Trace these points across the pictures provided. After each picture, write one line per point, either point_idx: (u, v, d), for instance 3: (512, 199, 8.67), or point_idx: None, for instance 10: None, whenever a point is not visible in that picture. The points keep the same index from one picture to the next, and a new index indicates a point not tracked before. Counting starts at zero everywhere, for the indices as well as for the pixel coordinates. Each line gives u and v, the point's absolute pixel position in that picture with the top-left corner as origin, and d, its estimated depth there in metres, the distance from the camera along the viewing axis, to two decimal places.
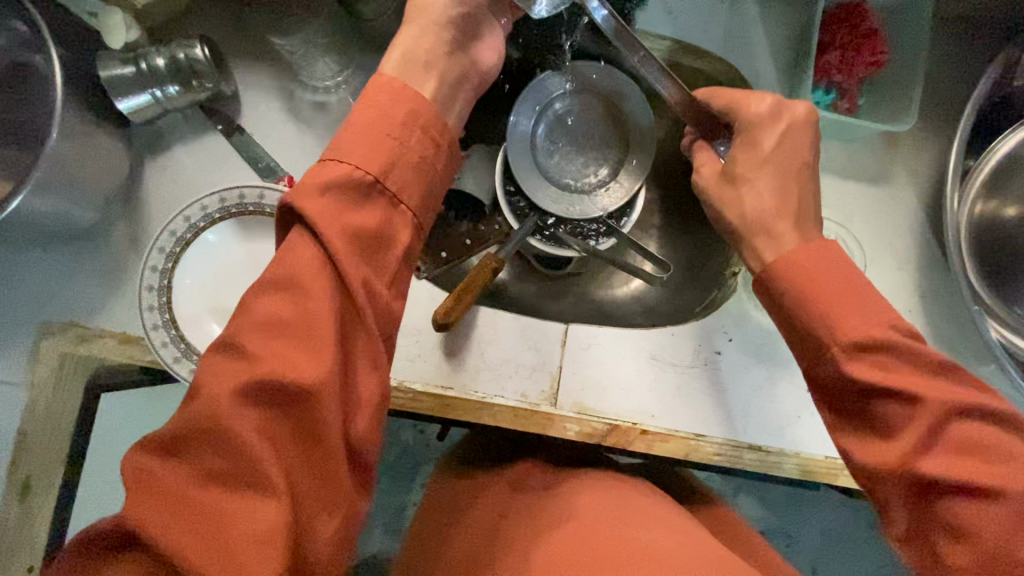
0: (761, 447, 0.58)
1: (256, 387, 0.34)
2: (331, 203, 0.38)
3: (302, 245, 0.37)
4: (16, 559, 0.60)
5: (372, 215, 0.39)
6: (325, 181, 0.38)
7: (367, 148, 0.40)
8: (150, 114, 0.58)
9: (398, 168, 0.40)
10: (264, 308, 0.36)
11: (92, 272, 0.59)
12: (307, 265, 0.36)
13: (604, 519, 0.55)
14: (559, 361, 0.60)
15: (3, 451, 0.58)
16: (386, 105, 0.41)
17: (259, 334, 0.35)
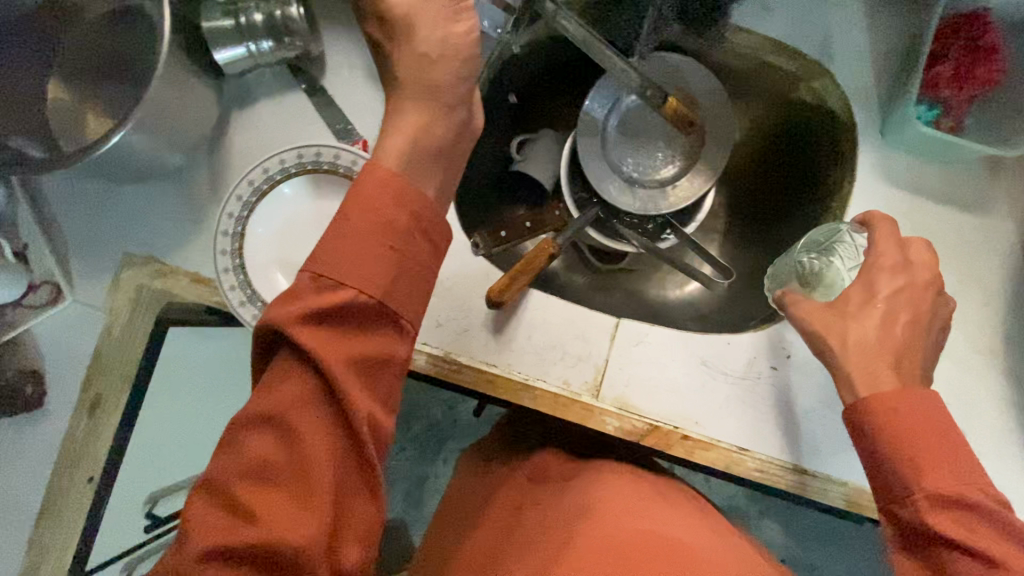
0: (806, 470, 0.56)
1: (246, 541, 0.37)
2: (321, 333, 0.38)
3: (286, 383, 0.38)
4: (80, 468, 0.63)
5: (369, 340, 0.40)
6: (321, 311, 0.38)
7: (355, 259, 0.39)
8: (242, 67, 0.61)
9: (387, 280, 0.40)
10: (252, 446, 0.38)
11: (172, 213, 0.63)
12: (292, 402, 0.38)
13: (617, 504, 0.55)
14: (606, 354, 0.59)
15: (82, 367, 0.63)
16: (376, 202, 0.41)
17: (249, 475, 0.38)
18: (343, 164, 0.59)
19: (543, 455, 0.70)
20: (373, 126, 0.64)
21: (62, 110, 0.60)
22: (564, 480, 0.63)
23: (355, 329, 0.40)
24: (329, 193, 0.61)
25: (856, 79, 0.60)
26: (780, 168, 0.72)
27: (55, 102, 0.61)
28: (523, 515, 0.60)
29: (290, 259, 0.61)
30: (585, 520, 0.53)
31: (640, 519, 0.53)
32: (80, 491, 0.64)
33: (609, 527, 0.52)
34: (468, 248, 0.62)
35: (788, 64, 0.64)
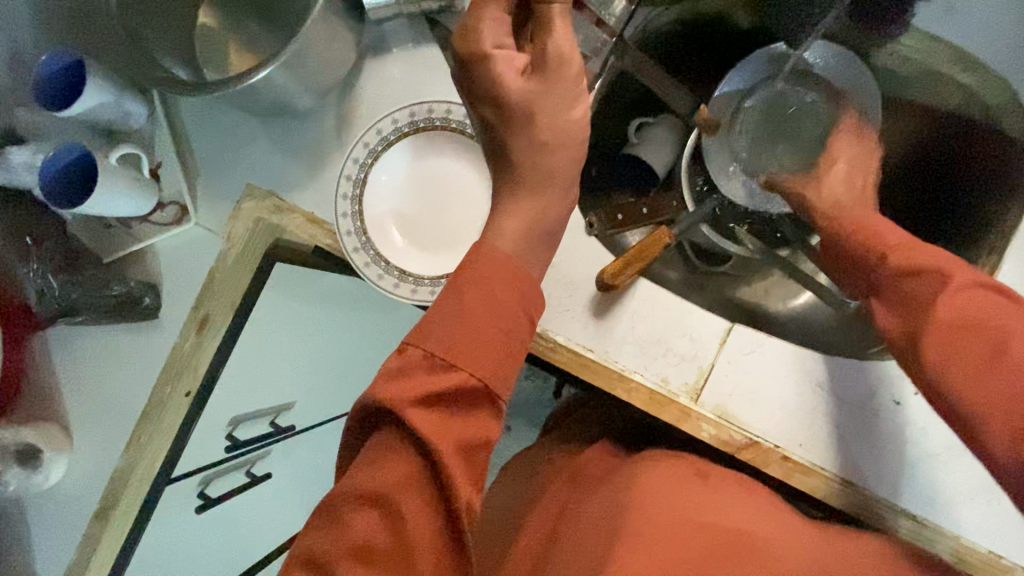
0: (913, 514, 0.52)
1: None
2: (432, 415, 0.37)
3: (392, 464, 0.37)
4: (180, 382, 0.67)
5: (476, 422, 0.38)
6: (431, 390, 0.37)
7: (468, 334, 0.38)
8: (386, 13, 0.60)
9: (498, 358, 0.38)
10: (352, 531, 0.36)
11: (297, 153, 0.64)
12: (398, 484, 0.36)
13: (659, 495, 0.52)
14: (711, 358, 0.56)
15: (194, 287, 0.66)
16: (491, 279, 0.40)
17: (349, 561, 0.36)
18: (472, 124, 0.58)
19: (596, 448, 0.69)
20: None
21: (209, 36, 0.63)
22: (607, 477, 0.61)
23: (464, 411, 0.38)
24: (453, 152, 0.61)
25: None
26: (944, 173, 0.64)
27: (203, 29, 0.63)
28: (567, 515, 0.58)
29: (405, 212, 0.61)
30: (631, 510, 0.51)
31: (676, 504, 0.51)
32: (177, 403, 0.68)
33: (654, 517, 0.49)
34: (582, 227, 0.60)
35: (964, 75, 0.59)
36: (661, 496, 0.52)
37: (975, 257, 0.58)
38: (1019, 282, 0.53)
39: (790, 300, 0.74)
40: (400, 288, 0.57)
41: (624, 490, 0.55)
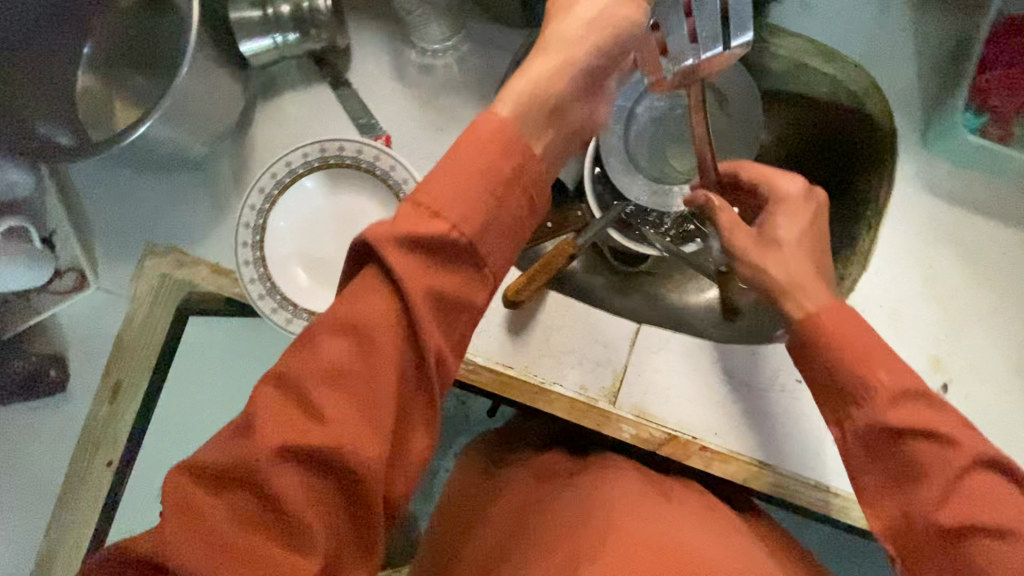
0: (828, 487, 0.54)
1: (310, 449, 0.29)
2: (416, 259, 0.32)
3: (368, 301, 0.31)
4: (100, 452, 0.65)
5: (459, 274, 0.33)
6: (416, 236, 0.31)
7: (464, 187, 0.33)
8: (268, 59, 0.60)
9: (488, 211, 0.33)
10: (320, 350, 0.31)
11: (197, 204, 0.63)
12: (372, 320, 0.31)
13: (626, 514, 0.50)
14: (625, 360, 0.58)
15: (104, 353, 0.64)
16: (468, 153, 0.34)
17: (317, 387, 0.30)
18: (366, 159, 0.58)
19: (551, 454, 0.67)
20: (397, 124, 0.63)
21: (91, 95, 0.61)
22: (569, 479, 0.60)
23: (456, 266, 0.33)
24: (351, 188, 0.60)
25: (896, 83, 0.57)
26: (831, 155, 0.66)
27: (85, 91, 0.60)
28: (530, 516, 0.56)
29: (309, 252, 0.60)
30: (603, 527, 0.49)
31: (642, 520, 0.49)
32: (100, 474, 0.65)
33: (625, 533, 0.47)
34: None
35: (827, 67, 0.61)
36: (630, 515, 0.50)
37: (857, 233, 0.62)
38: (895, 253, 0.56)
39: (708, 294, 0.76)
40: None
41: (592, 501, 0.53)
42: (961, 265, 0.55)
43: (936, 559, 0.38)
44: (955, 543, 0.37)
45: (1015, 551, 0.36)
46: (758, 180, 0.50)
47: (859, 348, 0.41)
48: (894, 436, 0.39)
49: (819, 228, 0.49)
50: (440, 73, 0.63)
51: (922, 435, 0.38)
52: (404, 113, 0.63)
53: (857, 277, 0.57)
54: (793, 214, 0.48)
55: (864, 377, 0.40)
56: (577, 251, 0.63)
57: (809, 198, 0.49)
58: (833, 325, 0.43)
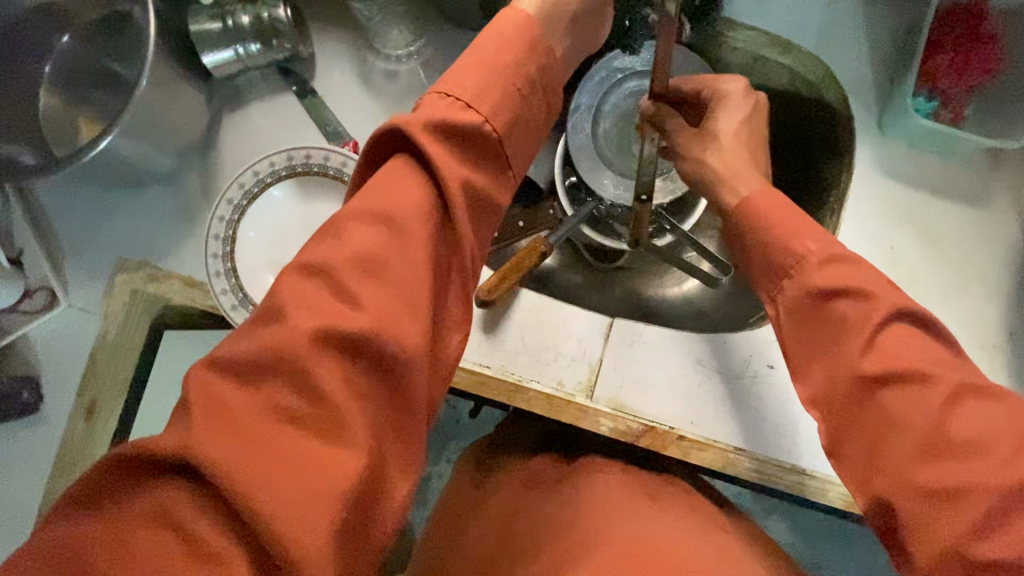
0: (804, 469, 0.55)
1: (354, 331, 0.29)
2: (446, 149, 0.34)
3: (405, 182, 0.32)
4: (75, 475, 0.63)
5: (482, 174, 0.35)
6: (445, 127, 0.34)
7: (473, 88, 0.35)
8: (231, 71, 0.61)
9: (501, 104, 0.36)
10: (359, 233, 0.31)
11: (167, 218, 0.63)
12: (407, 198, 0.32)
13: (611, 526, 0.48)
14: (599, 354, 0.58)
15: (77, 373, 0.63)
16: (486, 51, 0.37)
17: (357, 270, 0.30)
18: (334, 166, 0.58)
19: (542, 459, 0.65)
20: (364, 128, 0.63)
21: (53, 114, 0.60)
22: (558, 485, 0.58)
23: (478, 158, 0.35)
24: (320, 195, 0.60)
25: (849, 71, 0.58)
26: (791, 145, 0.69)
27: (47, 108, 0.60)
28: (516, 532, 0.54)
29: (282, 261, 0.60)
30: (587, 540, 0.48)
31: (626, 525, 0.48)
32: None
33: (615, 549, 0.45)
34: None
35: (785, 59, 0.62)
36: (616, 523, 0.49)
37: (821, 218, 0.63)
38: (858, 237, 0.57)
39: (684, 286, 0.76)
40: None
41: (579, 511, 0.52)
42: (921, 245, 0.56)
43: (862, 423, 0.35)
44: (875, 399, 0.34)
45: (931, 396, 0.33)
46: (700, 87, 0.48)
47: (779, 229, 0.39)
48: (822, 299, 0.36)
49: (759, 125, 0.46)
50: (404, 77, 0.63)
51: (847, 292, 0.35)
52: (370, 116, 0.63)
53: None
54: (733, 114, 0.46)
55: (796, 245, 0.38)
56: (550, 249, 0.63)
57: (749, 95, 0.46)
58: (768, 207, 0.40)
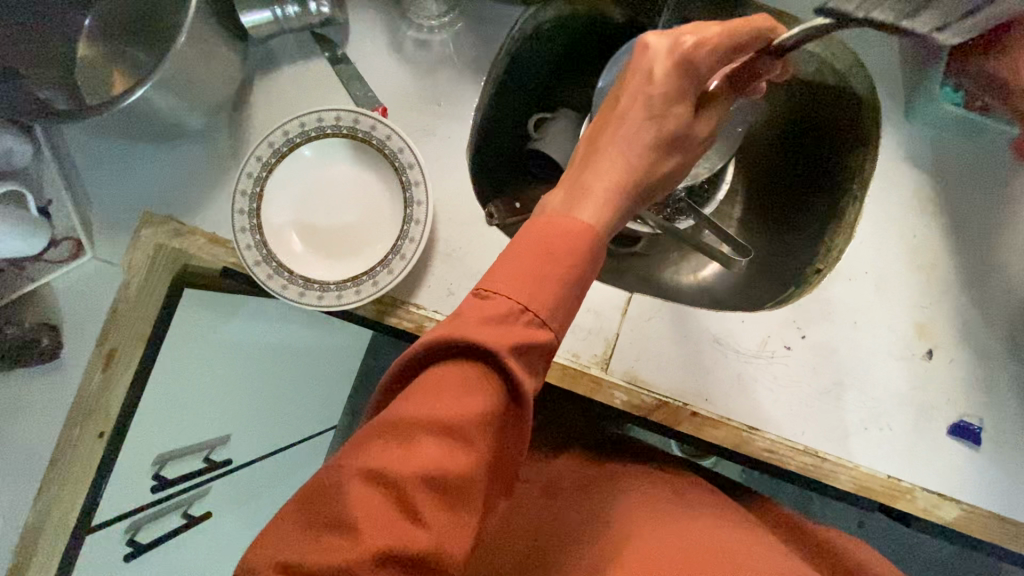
0: (816, 451, 0.54)
1: (413, 555, 0.31)
2: (518, 359, 0.34)
3: (469, 395, 0.33)
4: (91, 422, 0.64)
5: (537, 372, 0.36)
6: (516, 338, 0.34)
7: (548, 286, 0.35)
8: (267, 31, 0.61)
9: (565, 311, 0.36)
10: (421, 451, 0.32)
11: (195, 175, 0.64)
12: (472, 416, 0.33)
13: (653, 527, 0.48)
14: (616, 327, 0.58)
15: (98, 322, 0.64)
16: (557, 241, 0.36)
17: (418, 489, 0.31)
18: (363, 129, 0.58)
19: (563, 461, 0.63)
20: (393, 95, 0.63)
21: (90, 66, 0.61)
22: (590, 487, 0.57)
23: (536, 364, 0.36)
24: (347, 159, 0.61)
25: (881, 59, 0.59)
26: (810, 144, 0.69)
27: (84, 60, 0.61)
28: (544, 531, 0.51)
29: (306, 222, 0.61)
30: (633, 536, 0.47)
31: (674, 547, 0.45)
32: (89, 446, 0.64)
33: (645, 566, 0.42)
34: (483, 218, 0.62)
35: (812, 46, 0.63)
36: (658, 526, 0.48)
37: (843, 207, 0.63)
38: (878, 223, 0.57)
39: (699, 272, 0.76)
40: (306, 296, 0.57)
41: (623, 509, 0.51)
42: (943, 233, 0.56)
43: None
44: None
45: None
46: None
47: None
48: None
49: None
50: (436, 48, 0.64)
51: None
52: (401, 84, 0.63)
53: (843, 247, 0.59)
54: None
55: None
56: None
57: None
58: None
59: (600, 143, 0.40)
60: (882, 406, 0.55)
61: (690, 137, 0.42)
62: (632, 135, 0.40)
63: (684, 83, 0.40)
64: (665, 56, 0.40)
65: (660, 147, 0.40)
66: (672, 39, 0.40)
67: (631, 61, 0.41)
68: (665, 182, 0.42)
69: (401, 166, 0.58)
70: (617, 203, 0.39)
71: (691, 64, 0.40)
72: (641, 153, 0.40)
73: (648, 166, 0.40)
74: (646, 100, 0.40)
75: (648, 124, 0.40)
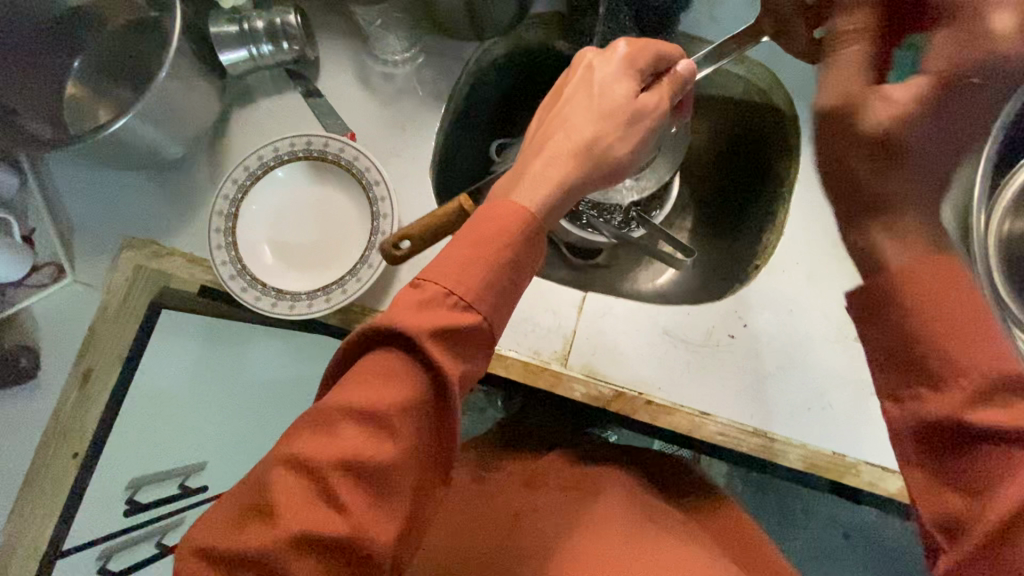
0: (765, 432, 0.58)
1: (333, 533, 0.35)
2: (443, 349, 0.38)
3: (393, 382, 0.37)
4: (66, 443, 0.65)
5: (467, 360, 0.39)
6: (440, 325, 0.37)
7: (474, 272, 0.39)
8: (244, 68, 0.67)
9: (494, 299, 0.39)
10: (345, 436, 0.36)
11: (175, 200, 0.69)
12: (394, 405, 0.36)
13: (606, 552, 0.50)
14: (573, 325, 0.62)
15: (77, 343, 0.66)
16: (488, 229, 0.40)
17: (338, 473, 0.35)
18: (332, 151, 0.63)
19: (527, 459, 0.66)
20: (363, 122, 0.69)
21: (77, 103, 0.66)
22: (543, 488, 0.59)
23: (464, 351, 0.39)
24: (319, 178, 0.65)
25: (796, 76, 0.65)
26: (747, 153, 0.76)
27: (73, 98, 0.66)
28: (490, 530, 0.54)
29: (280, 238, 0.65)
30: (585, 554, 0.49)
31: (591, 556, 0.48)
32: (62, 469, 0.65)
33: None
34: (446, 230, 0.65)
35: (739, 69, 0.70)
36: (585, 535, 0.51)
37: (777, 207, 0.68)
38: (804, 220, 0.63)
39: (657, 278, 0.81)
40: (278, 306, 0.60)
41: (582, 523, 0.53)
42: None
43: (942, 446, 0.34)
44: (1001, 551, 0.30)
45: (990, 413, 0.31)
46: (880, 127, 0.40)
47: (929, 325, 0.34)
48: (960, 433, 0.32)
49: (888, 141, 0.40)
50: (400, 80, 0.70)
51: (992, 438, 0.31)
52: (368, 112, 0.69)
53: (776, 243, 0.64)
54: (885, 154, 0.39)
55: (937, 354, 0.34)
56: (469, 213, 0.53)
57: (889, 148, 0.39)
58: (928, 281, 0.34)
59: (546, 136, 0.46)
60: (822, 385, 0.58)
61: (642, 113, 0.47)
62: (573, 129, 0.45)
63: (627, 70, 0.47)
64: (603, 63, 0.47)
65: (614, 120, 0.46)
66: (608, 50, 0.48)
67: (573, 70, 0.49)
68: (608, 170, 0.46)
69: (368, 183, 0.63)
70: (557, 189, 0.43)
71: (630, 57, 0.48)
72: (590, 128, 0.45)
73: (602, 139, 0.45)
74: (586, 100, 0.46)
75: (587, 119, 0.45)
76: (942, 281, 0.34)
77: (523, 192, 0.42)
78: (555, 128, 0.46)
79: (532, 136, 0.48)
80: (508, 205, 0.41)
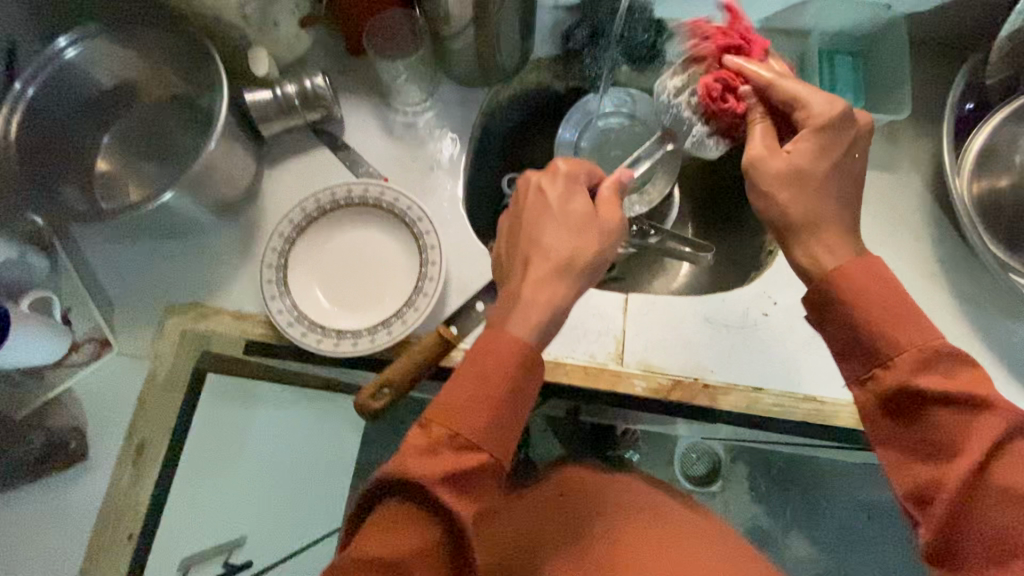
0: (816, 396, 0.63)
1: None
2: (458, 493, 0.40)
3: (409, 533, 0.40)
4: (121, 524, 0.62)
5: (481, 496, 0.42)
6: (453, 469, 0.40)
7: (476, 414, 0.42)
8: (277, 130, 0.71)
9: (496, 435, 0.43)
10: None
11: (215, 261, 0.69)
12: (413, 553, 0.39)
13: None
14: (622, 325, 0.66)
15: (125, 419, 0.65)
16: (483, 365, 0.44)
17: None
18: (372, 195, 0.67)
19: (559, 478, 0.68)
20: (392, 168, 0.74)
21: (109, 180, 0.68)
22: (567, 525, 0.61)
23: (479, 488, 0.42)
24: (360, 223, 0.68)
25: None
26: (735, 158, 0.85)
27: (105, 174, 0.68)
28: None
29: (329, 286, 0.67)
30: None
31: None
32: (120, 549, 0.62)
33: None
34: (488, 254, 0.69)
35: None
36: None
37: None
38: None
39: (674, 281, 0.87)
40: (341, 345, 0.62)
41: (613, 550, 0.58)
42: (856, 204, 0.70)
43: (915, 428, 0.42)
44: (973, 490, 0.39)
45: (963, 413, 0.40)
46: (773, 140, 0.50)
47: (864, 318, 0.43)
48: (922, 401, 0.41)
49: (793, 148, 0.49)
50: (421, 127, 0.75)
51: (942, 403, 0.40)
52: (395, 158, 0.74)
53: None
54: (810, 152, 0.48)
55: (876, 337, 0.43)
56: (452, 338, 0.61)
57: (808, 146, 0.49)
58: (860, 290, 0.44)
59: (526, 260, 0.50)
60: None
61: (602, 221, 0.52)
62: (551, 250, 0.50)
63: (571, 188, 0.53)
64: (551, 188, 0.53)
65: (588, 235, 0.51)
66: (551, 175, 0.54)
67: (522, 196, 0.54)
68: (593, 275, 0.51)
69: (411, 221, 0.66)
70: (546, 310, 0.48)
71: (569, 172, 0.54)
72: (567, 247, 0.50)
73: (579, 249, 0.50)
74: (549, 228, 0.51)
75: (559, 241, 0.50)
76: (891, 305, 0.43)
77: (517, 324, 0.47)
78: (533, 251, 0.51)
79: (514, 255, 0.52)
80: (501, 337, 0.45)
